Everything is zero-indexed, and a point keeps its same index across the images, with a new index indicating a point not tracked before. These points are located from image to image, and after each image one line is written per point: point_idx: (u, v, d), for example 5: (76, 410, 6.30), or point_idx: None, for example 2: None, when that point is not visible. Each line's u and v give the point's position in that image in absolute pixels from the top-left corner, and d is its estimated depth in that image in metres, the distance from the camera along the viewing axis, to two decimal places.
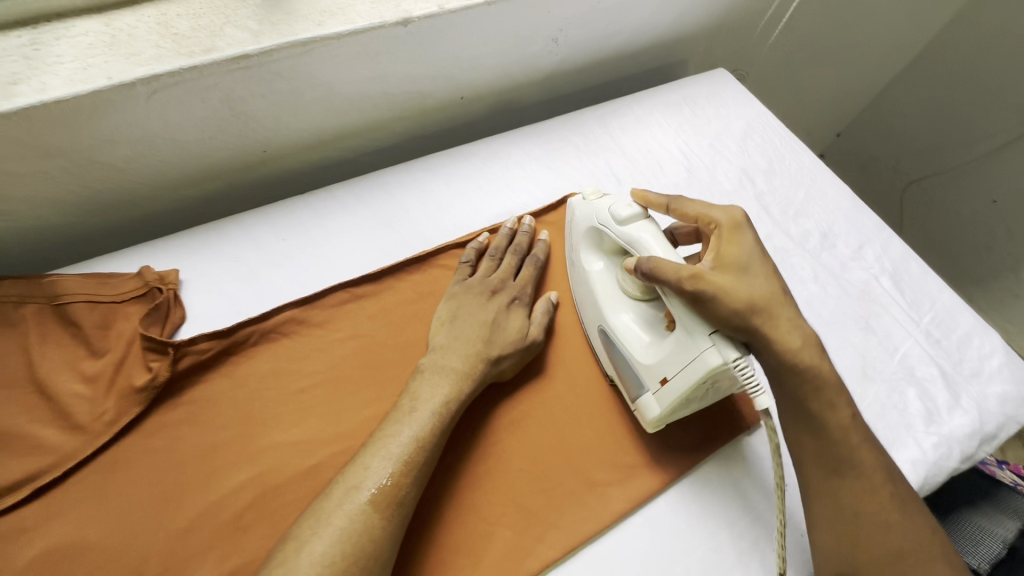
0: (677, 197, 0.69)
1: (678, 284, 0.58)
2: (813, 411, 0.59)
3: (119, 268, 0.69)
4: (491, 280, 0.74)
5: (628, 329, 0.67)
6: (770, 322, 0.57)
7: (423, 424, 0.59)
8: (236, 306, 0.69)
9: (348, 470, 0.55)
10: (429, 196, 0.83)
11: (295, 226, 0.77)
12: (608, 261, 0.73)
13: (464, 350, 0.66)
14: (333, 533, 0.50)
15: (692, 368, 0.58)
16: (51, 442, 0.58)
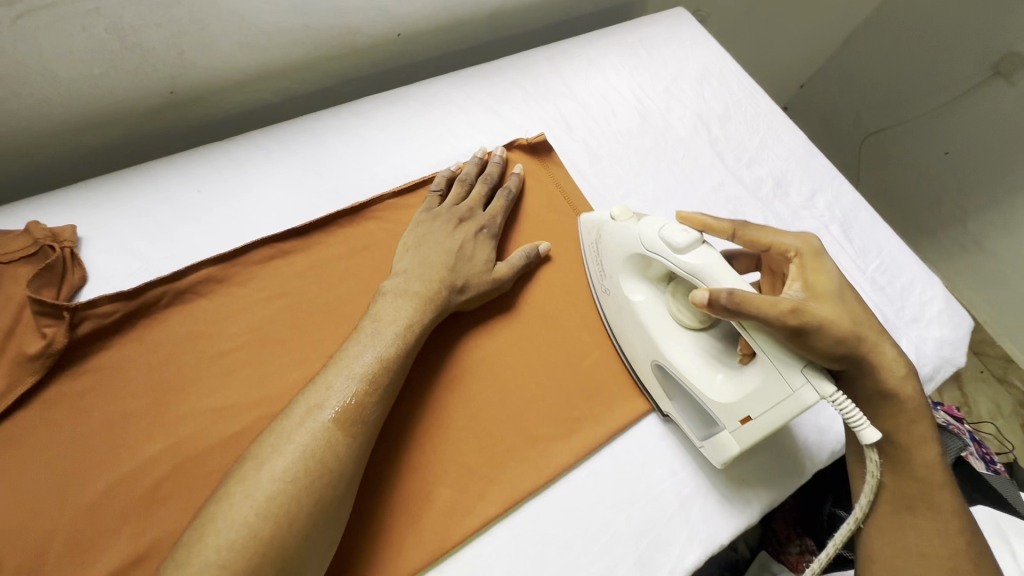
0: (740, 222, 0.63)
1: (779, 319, 0.51)
2: (902, 444, 0.59)
3: (6, 225, 0.61)
4: (459, 208, 0.71)
5: (689, 363, 0.61)
6: (875, 353, 0.56)
7: (388, 344, 0.58)
8: (145, 264, 0.63)
9: (311, 389, 0.54)
10: (364, 143, 0.77)
11: (212, 176, 0.70)
12: (653, 289, 0.66)
13: (428, 275, 0.65)
14: (285, 460, 0.49)
15: (782, 406, 0.54)
16: None
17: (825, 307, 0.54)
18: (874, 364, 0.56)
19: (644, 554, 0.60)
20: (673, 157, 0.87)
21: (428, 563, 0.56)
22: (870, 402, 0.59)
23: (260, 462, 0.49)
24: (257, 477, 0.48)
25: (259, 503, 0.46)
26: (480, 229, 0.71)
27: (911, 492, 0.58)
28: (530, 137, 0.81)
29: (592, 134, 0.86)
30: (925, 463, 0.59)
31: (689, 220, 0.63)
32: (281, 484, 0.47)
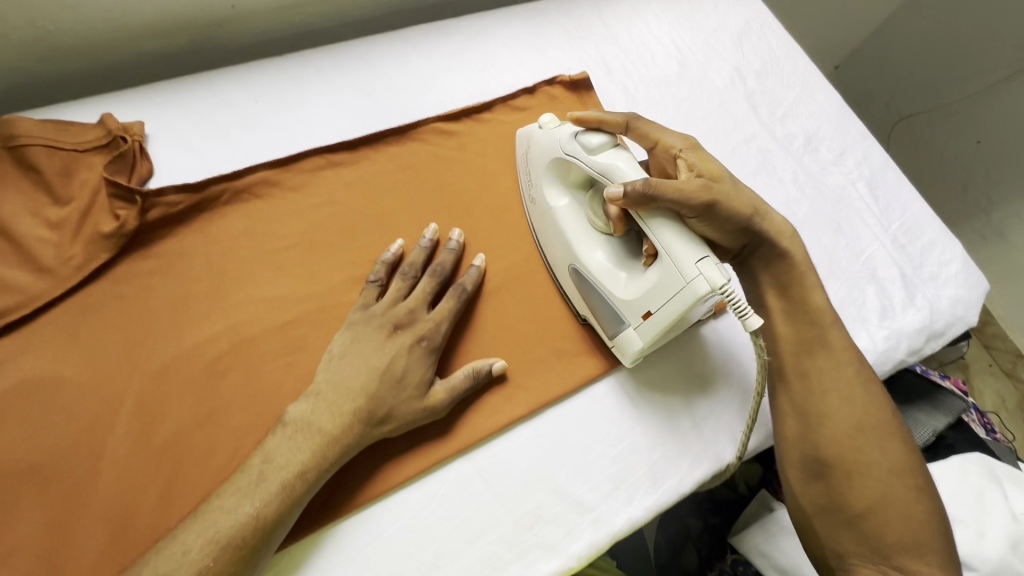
0: (633, 115, 0.67)
1: (689, 197, 0.56)
2: (798, 301, 0.66)
3: (80, 117, 0.65)
4: (396, 313, 0.61)
5: (602, 267, 0.63)
6: (767, 223, 0.63)
7: (267, 498, 0.50)
8: (205, 164, 0.67)
9: (166, 548, 0.47)
10: (411, 70, 0.79)
11: (268, 89, 0.73)
12: (572, 195, 0.67)
13: (348, 394, 0.56)
14: (231, 518, 0.49)
15: (677, 300, 0.55)
16: (18, 282, 0.57)
17: (724, 185, 0.60)
18: (768, 234, 0.64)
19: (657, 464, 0.64)
20: (708, 107, 0.89)
21: (459, 452, 0.61)
22: (790, 288, 0.66)
23: (205, 519, 0.49)
24: (195, 539, 0.48)
25: (205, 555, 0.47)
26: (419, 334, 0.60)
27: (809, 338, 0.64)
28: (571, 76, 0.83)
29: (631, 79, 0.87)
30: (817, 309, 0.65)
31: (586, 117, 0.66)
32: (223, 542, 0.48)
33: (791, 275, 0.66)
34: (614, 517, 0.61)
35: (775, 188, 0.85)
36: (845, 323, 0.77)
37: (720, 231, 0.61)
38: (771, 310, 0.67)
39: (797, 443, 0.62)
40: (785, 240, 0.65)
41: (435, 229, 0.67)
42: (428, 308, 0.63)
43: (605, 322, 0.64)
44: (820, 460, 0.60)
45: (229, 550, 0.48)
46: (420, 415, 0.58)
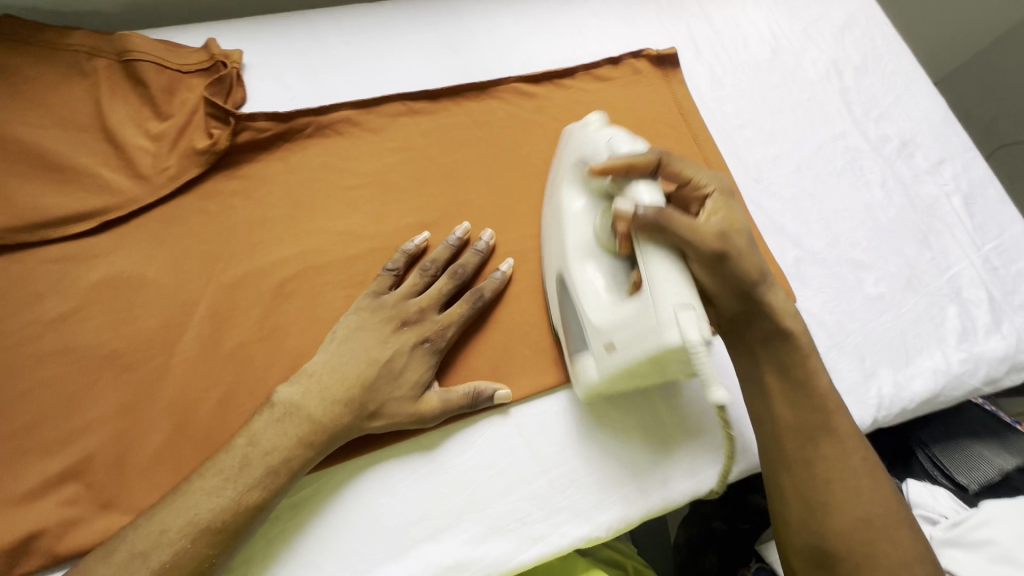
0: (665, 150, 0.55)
1: (701, 242, 0.50)
2: (800, 379, 0.57)
3: (188, 41, 0.69)
4: (408, 307, 0.59)
5: (592, 280, 0.56)
6: (770, 292, 0.56)
7: (248, 484, 0.50)
8: (294, 98, 0.70)
9: (145, 525, 0.48)
10: (498, 28, 0.79)
11: (360, 33, 0.75)
12: (590, 199, 0.59)
13: (334, 390, 0.54)
14: (213, 501, 0.49)
15: (646, 342, 0.49)
16: (119, 185, 0.61)
17: (739, 240, 0.54)
18: (769, 305, 0.56)
19: (702, 450, 0.63)
20: (798, 98, 0.85)
21: (502, 405, 0.61)
22: (794, 372, 0.57)
23: (186, 499, 0.48)
24: (174, 521, 0.48)
25: (187, 538, 0.47)
26: (422, 337, 0.58)
27: (811, 420, 0.56)
28: (658, 50, 0.81)
29: (719, 61, 0.84)
30: (822, 394, 0.57)
31: (611, 166, 0.54)
32: (204, 526, 0.48)
33: (792, 354, 0.57)
34: (647, 494, 0.61)
35: (860, 191, 0.81)
36: (918, 339, 0.73)
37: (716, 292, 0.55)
38: (771, 395, 0.57)
39: (797, 532, 0.55)
40: (789, 318, 0.57)
41: (466, 227, 0.64)
42: (439, 312, 0.60)
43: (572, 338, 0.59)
44: (823, 551, 0.53)
45: (208, 533, 0.48)
46: (401, 421, 0.56)
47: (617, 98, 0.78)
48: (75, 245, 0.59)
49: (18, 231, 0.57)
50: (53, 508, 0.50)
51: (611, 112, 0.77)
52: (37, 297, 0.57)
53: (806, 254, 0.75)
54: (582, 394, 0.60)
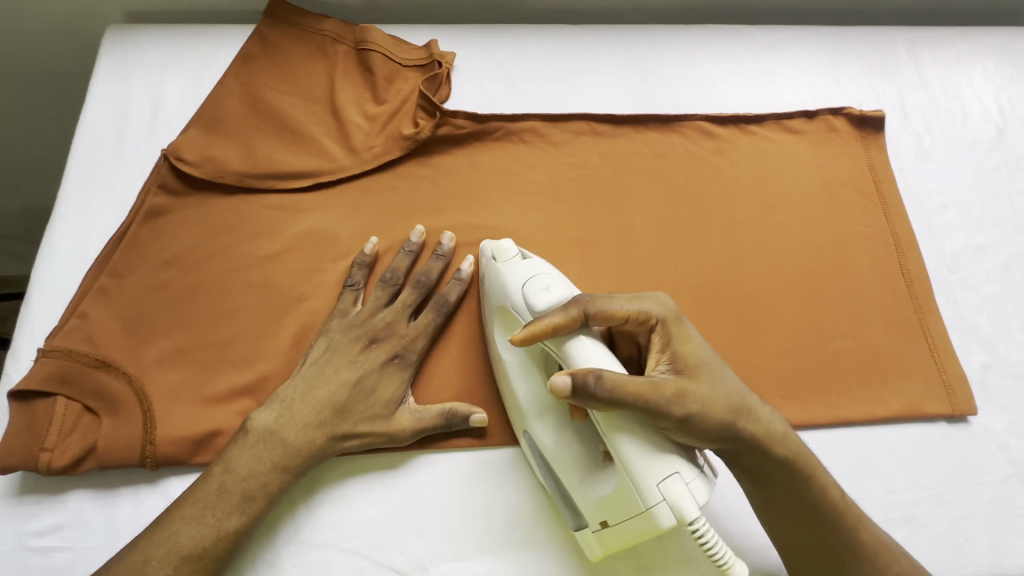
0: (581, 301, 0.52)
1: (657, 405, 0.46)
2: (809, 504, 0.52)
3: (413, 39, 0.78)
4: (374, 324, 0.61)
5: (555, 451, 0.55)
6: (753, 423, 0.50)
7: (225, 512, 0.52)
8: (490, 102, 0.75)
9: (128, 557, 0.49)
10: (692, 65, 0.79)
11: (560, 52, 0.79)
12: (524, 350, 0.58)
13: (306, 417, 0.56)
14: (194, 530, 0.51)
15: (636, 520, 0.49)
16: (333, 153, 0.70)
17: (700, 386, 0.49)
18: (752, 441, 0.50)
19: None
20: (1019, 186, 0.75)
21: None
22: (795, 493, 0.52)
23: (166, 530, 0.50)
24: (156, 551, 0.49)
25: (172, 562, 0.49)
26: (392, 353, 0.60)
27: (822, 533, 0.53)
28: (862, 111, 0.76)
29: (929, 131, 0.77)
30: (835, 505, 0.53)
31: (532, 335, 0.51)
32: (189, 554, 0.50)
33: (796, 481, 0.52)
34: (761, 561, 0.57)
35: None
36: None
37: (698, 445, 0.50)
38: (769, 515, 0.54)
39: None
40: (777, 443, 0.51)
41: (421, 233, 0.66)
42: (408, 322, 0.62)
43: (559, 497, 0.56)
44: None
45: (191, 559, 0.50)
46: (377, 439, 0.57)
47: (805, 153, 0.74)
48: (290, 198, 0.68)
49: (252, 178, 0.68)
50: (232, 416, 0.59)
51: (797, 166, 0.73)
52: (254, 234, 0.66)
53: (996, 363, 0.66)
54: (590, 560, 0.56)
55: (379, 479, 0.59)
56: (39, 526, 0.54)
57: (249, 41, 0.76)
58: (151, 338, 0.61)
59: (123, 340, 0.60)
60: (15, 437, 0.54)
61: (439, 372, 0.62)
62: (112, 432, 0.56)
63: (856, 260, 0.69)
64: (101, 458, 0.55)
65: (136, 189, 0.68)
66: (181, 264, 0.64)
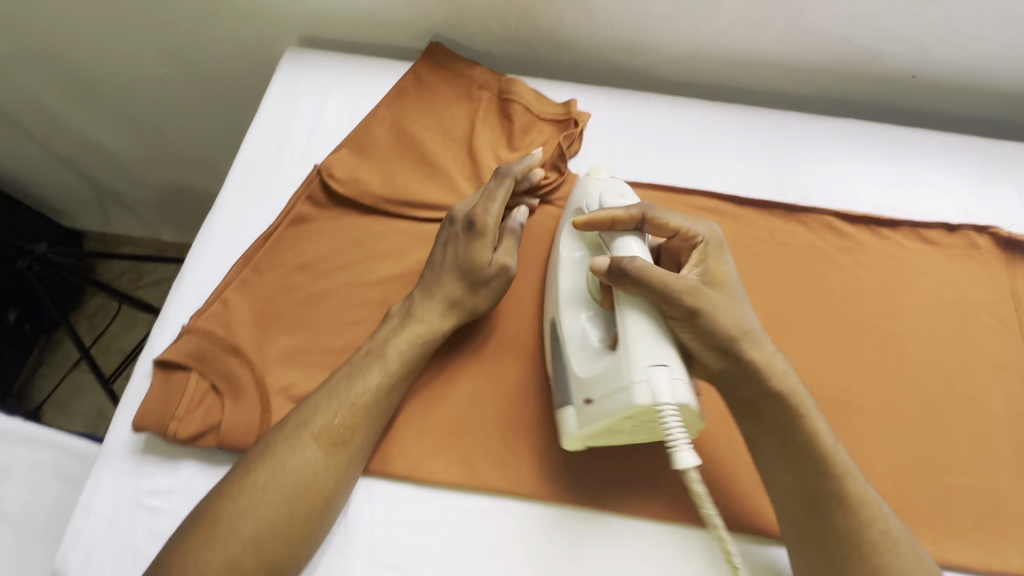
0: (647, 206, 0.58)
1: (675, 294, 0.52)
2: (798, 441, 0.54)
3: (553, 95, 0.82)
4: (456, 213, 0.68)
5: (577, 334, 0.59)
6: (757, 347, 0.55)
7: (378, 376, 0.60)
8: (618, 165, 0.78)
9: (302, 406, 0.58)
10: (826, 156, 0.79)
11: (692, 124, 0.81)
12: (585, 247, 0.65)
13: (431, 300, 0.64)
14: (355, 389, 0.58)
15: (615, 398, 0.51)
16: (464, 191, 0.75)
17: (719, 296, 0.54)
18: (751, 364, 0.54)
19: None
20: None
21: (708, 525, 0.60)
22: (785, 422, 0.55)
23: (331, 387, 0.59)
24: (324, 399, 0.58)
25: (328, 412, 0.57)
26: (473, 223, 0.65)
27: (805, 471, 0.54)
28: (1010, 231, 0.72)
29: None
30: (826, 451, 0.54)
31: (593, 219, 0.58)
32: (348, 405, 0.58)
33: (785, 414, 0.54)
34: None
35: None
36: None
37: (694, 351, 0.54)
38: (759, 446, 0.56)
39: None
40: (775, 376, 0.55)
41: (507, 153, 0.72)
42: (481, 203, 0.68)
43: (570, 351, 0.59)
44: None
45: (360, 410, 0.58)
46: (500, 287, 0.65)
47: (938, 268, 0.71)
48: (418, 226, 0.73)
49: (388, 202, 0.74)
50: None
51: (927, 279, 0.71)
52: (381, 254, 0.71)
53: None
54: (568, 447, 0.59)
55: (455, 512, 0.60)
56: (152, 486, 0.60)
57: (404, 76, 0.83)
58: (277, 333, 0.66)
59: (254, 329, 0.66)
60: (152, 402, 0.60)
61: (531, 418, 0.64)
62: (232, 415, 0.60)
63: (983, 391, 0.65)
64: (219, 436, 0.60)
65: (288, 195, 0.75)
66: (313, 269, 0.70)
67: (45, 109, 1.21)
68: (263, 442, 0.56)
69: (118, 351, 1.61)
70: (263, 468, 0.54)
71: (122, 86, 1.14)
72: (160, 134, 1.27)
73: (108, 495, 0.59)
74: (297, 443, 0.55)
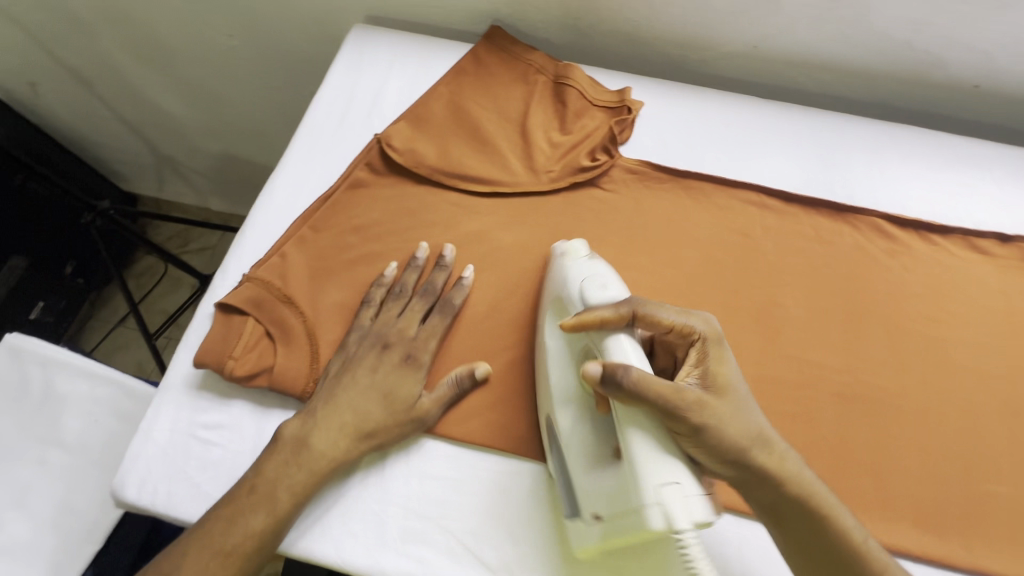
0: (637, 302, 0.55)
1: (678, 409, 0.49)
2: (827, 544, 0.52)
3: (607, 83, 0.84)
4: (385, 330, 0.66)
5: (575, 441, 0.57)
6: (770, 458, 0.52)
7: (295, 484, 0.57)
8: (666, 154, 0.79)
9: (266, 467, 0.58)
10: (879, 160, 0.78)
11: (744, 119, 0.81)
12: (567, 342, 0.61)
13: (342, 422, 0.60)
14: (286, 484, 0.57)
15: (628, 518, 0.50)
16: (514, 168, 0.77)
17: (723, 406, 0.52)
18: (767, 473, 0.52)
19: None
20: None
21: (736, 508, 0.61)
22: (789, 517, 0.53)
23: (269, 471, 0.58)
24: (269, 467, 0.58)
25: (205, 556, 0.55)
26: (409, 355, 0.65)
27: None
28: None
29: None
30: (856, 547, 0.52)
31: (582, 321, 0.55)
32: (267, 507, 0.56)
33: (808, 519, 0.52)
34: None
35: None
36: None
37: (707, 463, 0.51)
38: (791, 553, 0.54)
39: None
40: (789, 480, 0.52)
41: (424, 250, 0.71)
42: (416, 326, 0.67)
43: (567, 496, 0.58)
44: None
45: (284, 511, 0.57)
46: (410, 432, 0.62)
47: (988, 278, 0.70)
48: (468, 200, 0.76)
49: (441, 174, 0.76)
50: None
51: (975, 288, 0.70)
52: (430, 223, 0.74)
53: None
54: (580, 554, 0.58)
55: (486, 472, 0.62)
56: (206, 420, 0.64)
57: (464, 57, 0.86)
58: (329, 288, 0.70)
59: (308, 283, 0.69)
60: (212, 341, 0.64)
61: None
62: (285, 359, 0.64)
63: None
64: (270, 378, 0.64)
65: (347, 162, 0.79)
66: (366, 232, 0.73)
67: (119, 74, 1.28)
68: (221, 504, 0.57)
69: (161, 312, 1.69)
70: (204, 549, 0.55)
71: (193, 56, 1.20)
72: (222, 105, 1.33)
73: (166, 424, 0.63)
74: (254, 515, 0.56)
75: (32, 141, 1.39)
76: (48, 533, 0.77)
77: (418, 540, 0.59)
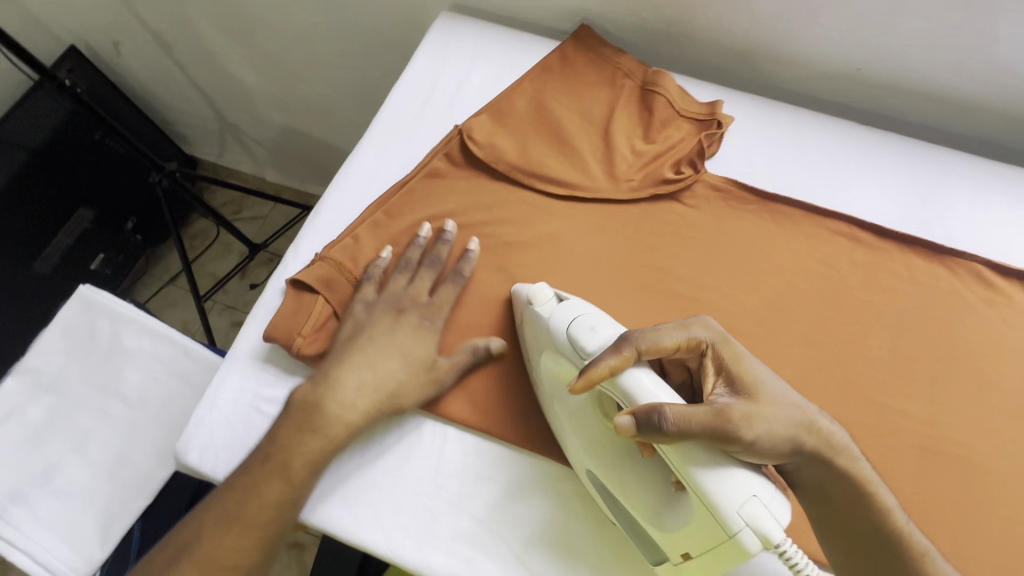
0: (628, 339, 0.52)
1: (725, 432, 0.47)
2: (872, 525, 0.51)
3: (696, 93, 0.81)
4: (399, 296, 0.66)
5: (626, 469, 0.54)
6: (820, 438, 0.50)
7: (314, 450, 0.57)
8: (753, 173, 0.76)
9: (283, 437, 0.57)
10: (983, 201, 0.73)
11: (839, 143, 0.77)
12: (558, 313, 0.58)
13: (361, 392, 0.60)
14: (305, 451, 0.57)
15: (721, 551, 0.47)
16: (594, 173, 0.75)
17: (760, 405, 0.49)
18: (817, 451, 0.50)
19: None
20: None
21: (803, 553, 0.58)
22: (840, 499, 0.51)
23: (287, 440, 0.57)
24: (283, 435, 0.57)
25: (223, 529, 0.54)
26: (420, 319, 0.65)
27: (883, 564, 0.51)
28: None
29: None
30: (899, 530, 0.51)
31: (588, 379, 0.51)
32: (282, 468, 0.56)
33: (854, 497, 0.51)
34: None
35: None
36: None
37: (764, 462, 0.49)
38: (829, 530, 0.53)
39: None
40: (841, 457, 0.51)
41: (428, 228, 0.70)
42: (427, 295, 0.67)
43: (629, 526, 0.56)
44: None
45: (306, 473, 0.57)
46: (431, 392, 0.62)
47: None
48: (543, 201, 0.74)
49: (518, 172, 0.75)
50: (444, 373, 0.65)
51: None
52: (504, 221, 0.73)
53: None
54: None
55: (542, 481, 0.61)
56: (270, 394, 0.64)
57: (551, 53, 0.84)
58: None
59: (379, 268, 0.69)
60: (282, 317, 0.65)
61: None
62: None
63: None
64: None
65: (424, 151, 0.78)
66: (439, 223, 0.73)
67: (199, 41, 1.31)
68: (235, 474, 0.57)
69: (211, 275, 1.73)
70: (227, 522, 0.54)
71: (272, 30, 1.22)
72: (294, 80, 1.35)
73: (231, 393, 0.64)
74: (271, 482, 0.56)
75: (111, 100, 1.44)
76: (104, 482, 0.80)
77: (469, 540, 0.58)
